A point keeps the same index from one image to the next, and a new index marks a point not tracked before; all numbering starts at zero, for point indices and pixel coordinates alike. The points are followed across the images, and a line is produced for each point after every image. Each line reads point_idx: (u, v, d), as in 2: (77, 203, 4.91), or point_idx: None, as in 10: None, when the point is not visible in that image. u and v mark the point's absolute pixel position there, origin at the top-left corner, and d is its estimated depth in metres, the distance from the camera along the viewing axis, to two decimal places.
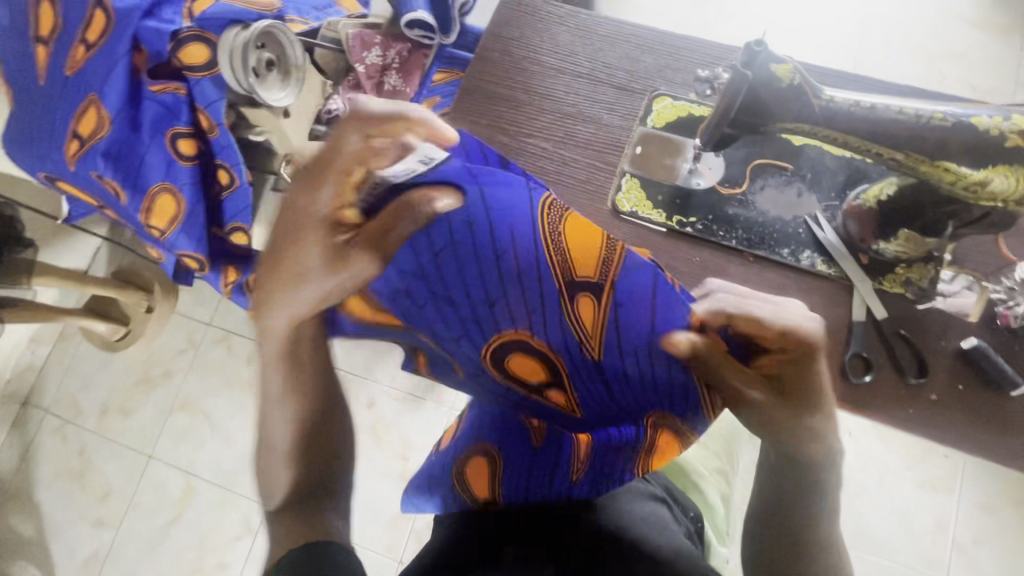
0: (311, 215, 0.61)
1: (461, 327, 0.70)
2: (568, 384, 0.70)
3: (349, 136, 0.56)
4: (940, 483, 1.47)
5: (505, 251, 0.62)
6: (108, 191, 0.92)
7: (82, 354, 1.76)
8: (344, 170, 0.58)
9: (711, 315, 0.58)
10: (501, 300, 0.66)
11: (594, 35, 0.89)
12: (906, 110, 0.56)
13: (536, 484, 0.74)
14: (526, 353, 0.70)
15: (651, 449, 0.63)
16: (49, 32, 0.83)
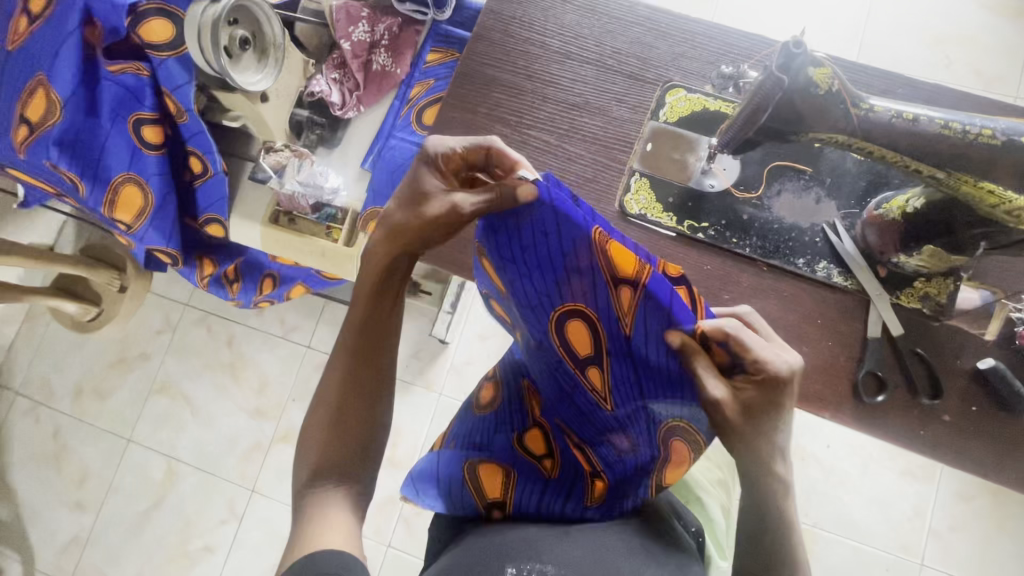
0: (426, 188, 0.58)
1: (527, 309, 0.63)
2: (604, 385, 0.62)
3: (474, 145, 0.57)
4: (920, 472, 1.39)
5: (560, 254, 0.52)
6: (64, 181, 0.84)
7: (53, 334, 1.68)
8: (452, 160, 0.57)
9: (715, 329, 0.50)
10: (557, 296, 0.58)
11: (603, 17, 0.82)
12: (953, 125, 0.53)
13: (553, 499, 0.67)
14: (577, 345, 0.61)
15: (666, 461, 0.60)
16: None
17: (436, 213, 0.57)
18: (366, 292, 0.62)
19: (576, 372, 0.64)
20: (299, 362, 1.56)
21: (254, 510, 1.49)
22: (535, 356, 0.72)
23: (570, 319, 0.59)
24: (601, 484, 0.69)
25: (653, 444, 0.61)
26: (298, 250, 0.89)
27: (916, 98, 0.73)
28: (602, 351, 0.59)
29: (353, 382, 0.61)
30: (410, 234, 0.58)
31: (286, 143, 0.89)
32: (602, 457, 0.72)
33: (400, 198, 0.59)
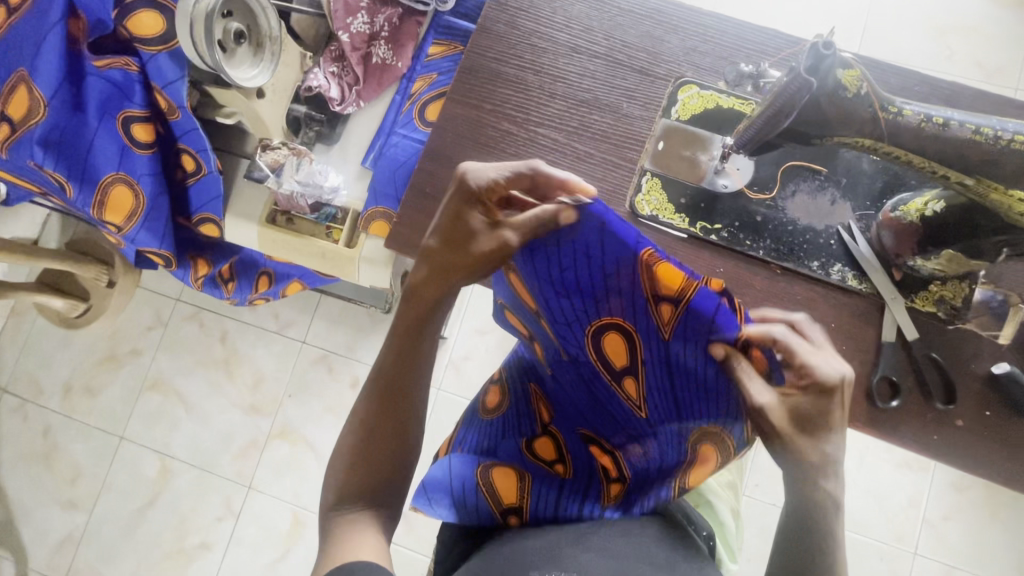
0: (471, 222, 0.58)
1: (558, 326, 0.62)
2: (638, 393, 0.62)
3: (518, 171, 0.56)
4: (916, 463, 1.35)
5: (599, 272, 0.52)
6: (51, 182, 0.81)
7: (39, 329, 1.64)
8: (496, 189, 0.57)
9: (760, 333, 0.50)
10: (592, 310, 0.57)
11: (612, 9, 0.79)
12: (985, 130, 0.52)
13: (569, 503, 0.66)
14: (614, 357, 0.61)
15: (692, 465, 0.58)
16: None
17: (487, 246, 0.57)
18: (408, 324, 0.61)
19: (612, 383, 0.64)
20: (295, 358, 1.54)
21: (251, 506, 1.47)
22: (562, 368, 0.70)
23: (605, 334, 0.59)
24: (617, 485, 0.67)
25: (679, 450, 0.60)
26: (298, 251, 0.86)
27: (933, 96, 0.71)
28: (637, 359, 0.58)
29: (386, 403, 0.60)
30: (459, 269, 0.59)
31: (283, 141, 0.85)
32: (630, 462, 0.68)
33: (446, 231, 0.59)
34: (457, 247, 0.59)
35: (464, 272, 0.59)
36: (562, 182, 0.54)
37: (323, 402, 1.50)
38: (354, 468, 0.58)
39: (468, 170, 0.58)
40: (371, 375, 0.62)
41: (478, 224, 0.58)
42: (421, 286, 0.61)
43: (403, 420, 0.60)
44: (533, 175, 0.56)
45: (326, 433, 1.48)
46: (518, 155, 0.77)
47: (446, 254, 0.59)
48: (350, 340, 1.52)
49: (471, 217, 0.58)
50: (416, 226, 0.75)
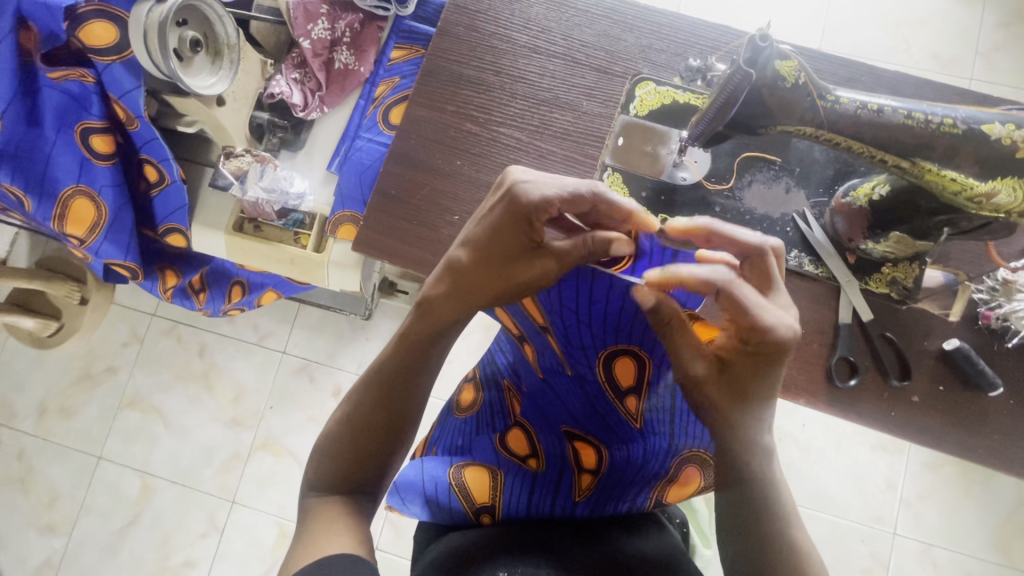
0: (516, 241, 0.56)
1: (569, 350, 0.66)
2: (638, 410, 0.67)
3: (579, 192, 0.54)
4: (891, 444, 1.37)
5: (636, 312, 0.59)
6: (10, 197, 0.81)
7: (11, 351, 1.60)
8: (553, 208, 0.54)
9: (697, 280, 0.49)
10: (612, 336, 0.63)
11: (570, 10, 0.80)
12: (916, 115, 0.55)
13: (542, 499, 0.67)
14: (621, 379, 0.67)
15: (671, 482, 0.66)
16: None
17: (529, 273, 0.56)
18: (421, 338, 0.59)
19: (612, 400, 0.68)
20: (275, 369, 1.53)
21: (236, 520, 1.46)
22: (557, 377, 0.72)
23: (618, 360, 0.66)
24: (589, 476, 0.69)
25: (663, 463, 0.66)
26: (267, 258, 0.87)
27: (878, 85, 0.74)
28: (643, 382, 0.66)
29: (380, 402, 0.59)
30: (489, 291, 0.58)
31: (246, 148, 0.85)
32: (611, 458, 0.70)
33: (486, 245, 0.56)
34: (494, 264, 0.57)
35: (495, 291, 0.58)
36: (626, 208, 0.54)
37: (305, 411, 1.49)
38: (333, 469, 0.58)
39: (520, 184, 0.55)
40: (368, 370, 0.61)
41: (522, 245, 0.56)
42: (441, 303, 0.58)
43: (397, 428, 0.59)
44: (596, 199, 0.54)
45: (310, 442, 1.47)
46: (482, 155, 0.78)
47: (479, 272, 0.57)
48: (330, 348, 1.52)
49: (517, 236, 0.55)
50: (384, 228, 0.76)
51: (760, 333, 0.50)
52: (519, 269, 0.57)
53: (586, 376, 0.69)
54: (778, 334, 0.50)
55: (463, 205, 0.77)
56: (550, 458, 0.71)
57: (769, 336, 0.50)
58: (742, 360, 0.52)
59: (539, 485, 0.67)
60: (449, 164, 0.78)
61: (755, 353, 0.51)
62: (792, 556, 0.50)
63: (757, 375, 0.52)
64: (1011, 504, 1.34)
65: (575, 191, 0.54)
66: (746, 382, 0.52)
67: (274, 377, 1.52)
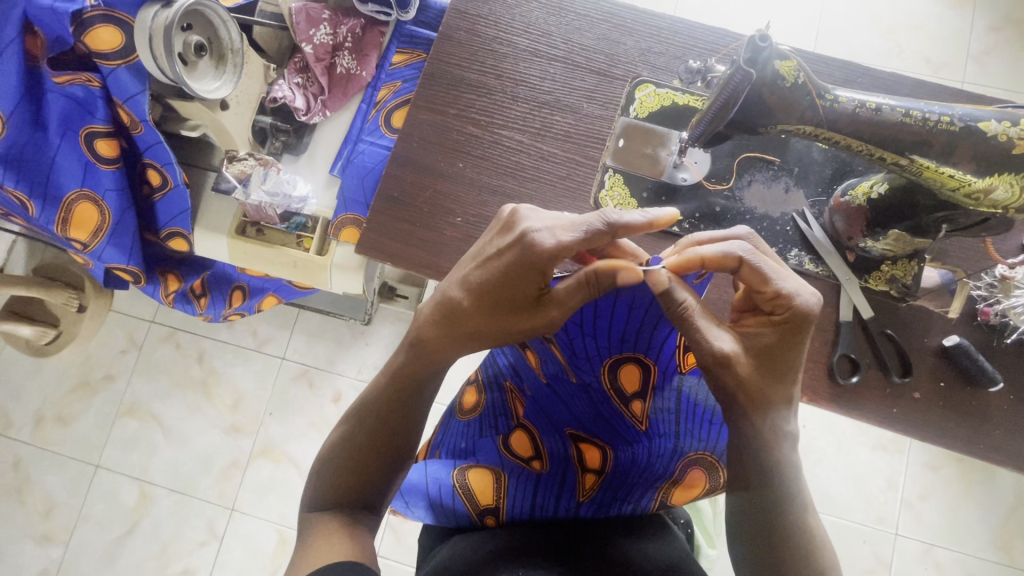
0: (525, 290, 0.55)
1: (574, 359, 0.68)
2: (643, 414, 0.68)
3: (596, 230, 0.54)
4: (891, 445, 1.38)
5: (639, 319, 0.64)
6: (14, 202, 0.80)
7: (7, 359, 1.59)
8: (567, 250, 0.53)
9: (717, 255, 0.54)
10: (616, 345, 0.66)
11: (569, 14, 0.81)
12: (914, 114, 0.56)
13: (546, 500, 0.67)
14: (626, 385, 0.68)
15: (677, 484, 0.66)
16: None
17: (536, 319, 0.56)
18: (412, 378, 0.59)
19: (618, 405, 0.69)
20: (274, 375, 1.52)
21: (236, 528, 1.45)
22: (561, 385, 0.71)
23: (623, 366, 0.67)
24: (593, 476, 0.69)
25: (668, 465, 0.66)
26: (269, 261, 0.87)
27: (874, 86, 0.75)
28: (648, 386, 0.67)
29: (378, 435, 0.58)
30: (492, 335, 0.57)
31: (249, 152, 0.86)
32: (616, 459, 0.70)
33: (493, 292, 0.56)
34: (499, 312, 0.56)
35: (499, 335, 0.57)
36: (645, 223, 0.55)
37: (305, 417, 1.48)
38: (334, 487, 0.58)
39: (533, 231, 0.54)
40: (362, 401, 0.60)
41: (530, 293, 0.56)
42: (438, 345, 0.57)
43: (394, 453, 0.59)
44: (614, 232, 0.54)
45: (310, 448, 1.47)
46: (483, 157, 0.78)
47: (484, 318, 0.56)
48: (330, 353, 1.52)
49: (526, 284, 0.55)
50: (386, 230, 0.77)
51: (786, 300, 0.52)
52: (527, 314, 0.56)
53: (591, 383, 0.69)
54: (802, 304, 0.52)
55: (466, 207, 0.77)
56: (553, 461, 0.70)
57: (795, 302, 0.52)
58: (771, 333, 0.53)
59: (542, 489, 0.67)
60: (452, 167, 0.78)
61: (784, 322, 0.52)
62: (801, 551, 0.50)
63: (788, 347, 0.52)
64: (1011, 503, 1.35)
65: (590, 231, 0.54)
66: (777, 357, 0.53)
67: (273, 383, 1.52)
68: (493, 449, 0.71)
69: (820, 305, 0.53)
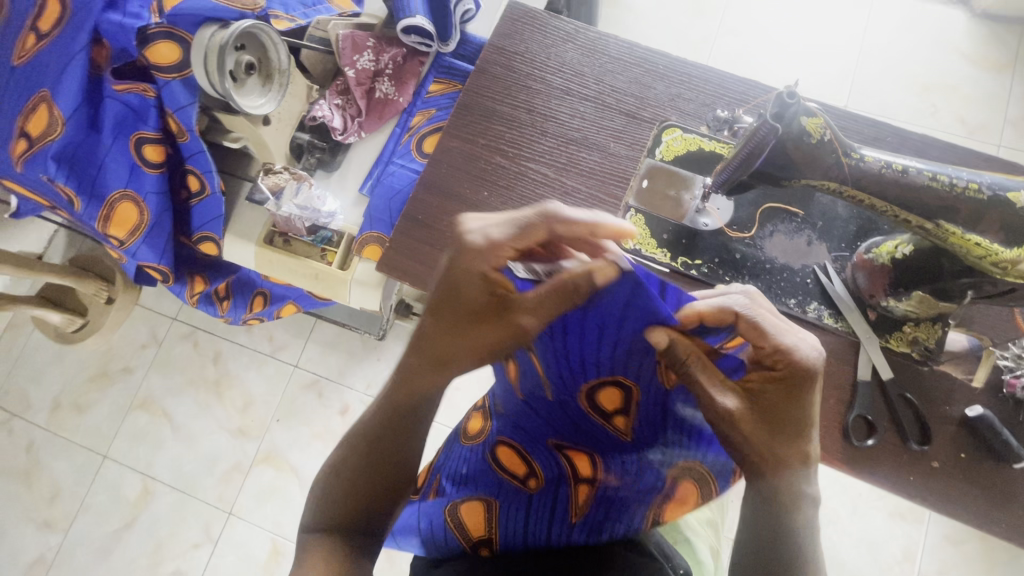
0: (478, 296, 0.55)
1: (552, 374, 0.59)
2: (629, 430, 0.61)
3: (532, 229, 0.53)
4: (909, 513, 1.32)
5: (619, 337, 0.53)
6: (61, 196, 0.84)
7: (34, 344, 1.64)
8: (503, 252, 0.53)
9: (716, 310, 0.51)
10: (591, 372, 0.57)
11: (603, 56, 0.84)
12: (941, 178, 0.56)
13: (537, 527, 0.66)
14: (606, 402, 0.60)
15: (671, 499, 0.62)
16: (50, 25, 0.76)
17: (502, 332, 0.55)
18: (397, 406, 0.59)
19: (599, 422, 0.62)
20: (285, 382, 1.54)
21: (230, 533, 1.44)
22: (535, 400, 0.64)
23: (600, 389, 0.59)
24: (585, 488, 0.67)
25: (659, 476, 0.62)
26: (294, 272, 0.89)
27: (904, 146, 0.75)
28: (632, 403, 0.59)
29: (370, 465, 0.59)
30: (462, 351, 0.57)
31: (285, 166, 0.89)
32: (606, 469, 0.67)
33: (446, 298, 0.56)
34: (463, 326, 0.56)
35: (472, 347, 0.57)
36: (592, 221, 0.52)
37: (311, 427, 1.49)
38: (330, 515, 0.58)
39: (462, 231, 0.55)
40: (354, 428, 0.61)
41: (487, 298, 0.55)
42: (411, 372, 0.58)
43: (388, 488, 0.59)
44: (553, 225, 0.52)
45: (312, 458, 1.47)
46: (509, 187, 0.80)
47: (448, 331, 0.57)
48: (342, 365, 1.53)
49: (475, 290, 0.54)
50: (407, 251, 0.78)
51: (786, 355, 0.51)
52: (489, 324, 0.55)
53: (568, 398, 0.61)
54: (805, 357, 0.52)
55: None
56: (544, 482, 0.68)
57: (796, 357, 0.51)
58: (773, 389, 0.52)
59: (533, 518, 0.66)
60: (476, 194, 0.80)
61: (785, 377, 0.51)
62: None
63: (788, 401, 0.52)
64: None
65: (528, 231, 0.53)
66: (787, 419, 0.52)
67: (283, 390, 1.53)
68: (485, 473, 0.69)
69: (822, 358, 0.53)
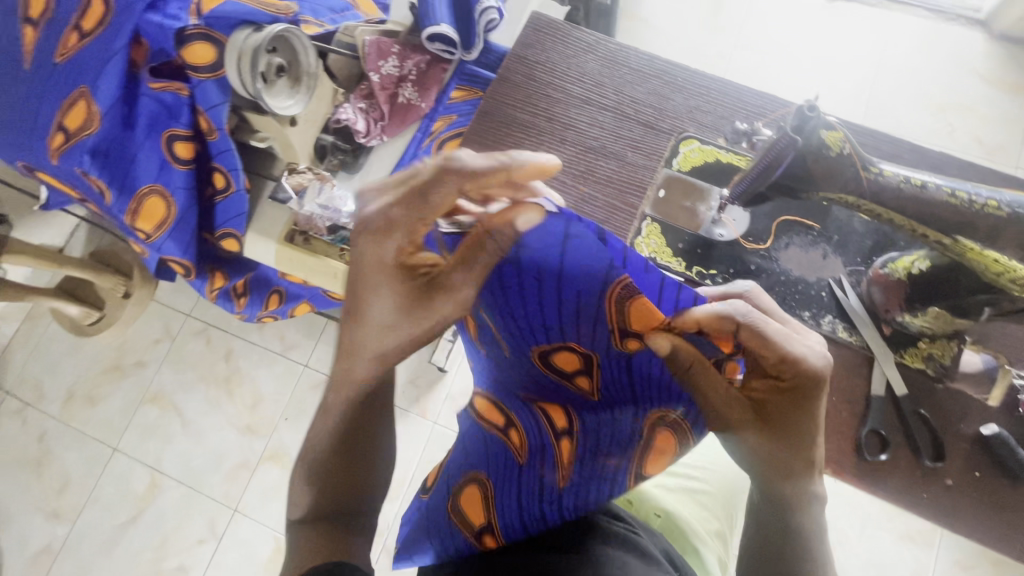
0: (404, 269, 0.52)
1: (504, 331, 0.60)
2: (593, 388, 0.59)
3: (439, 194, 0.46)
4: (919, 536, 1.30)
5: (561, 287, 0.53)
6: (92, 189, 0.88)
7: (51, 335, 1.67)
8: (417, 226, 0.48)
9: (714, 319, 0.49)
10: (541, 333, 0.58)
11: (623, 68, 0.85)
12: (959, 195, 0.56)
13: (528, 502, 0.58)
14: (566, 364, 0.60)
15: (653, 450, 0.50)
16: (92, 24, 0.78)
17: (446, 300, 0.54)
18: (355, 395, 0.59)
19: (563, 383, 0.61)
20: (295, 381, 1.55)
21: (235, 530, 1.45)
22: (500, 359, 0.65)
23: (554, 350, 0.59)
24: (567, 442, 0.59)
25: (631, 424, 0.54)
26: (312, 271, 0.91)
27: (922, 163, 0.75)
28: (592, 362, 0.57)
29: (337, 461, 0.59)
30: (407, 328, 0.55)
31: (308, 167, 0.92)
32: (584, 422, 0.60)
33: (374, 281, 0.52)
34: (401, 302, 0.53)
35: (420, 321, 0.55)
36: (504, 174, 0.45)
37: None
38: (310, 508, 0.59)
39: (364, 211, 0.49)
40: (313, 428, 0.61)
41: (417, 270, 0.53)
42: (355, 361, 0.57)
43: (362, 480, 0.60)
44: (460, 183, 0.45)
45: None
46: None
47: (385, 313, 0.54)
48: None
49: (401, 264, 0.52)
50: None
51: (794, 365, 0.50)
52: (431, 295, 0.53)
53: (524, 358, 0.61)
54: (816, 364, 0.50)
55: None
56: (527, 450, 0.63)
57: (804, 366, 0.50)
58: (779, 398, 0.52)
59: (523, 496, 0.58)
60: None
61: (792, 387, 0.51)
62: None
63: (795, 411, 0.51)
64: None
65: (436, 196, 0.46)
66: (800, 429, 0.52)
67: (293, 389, 1.55)
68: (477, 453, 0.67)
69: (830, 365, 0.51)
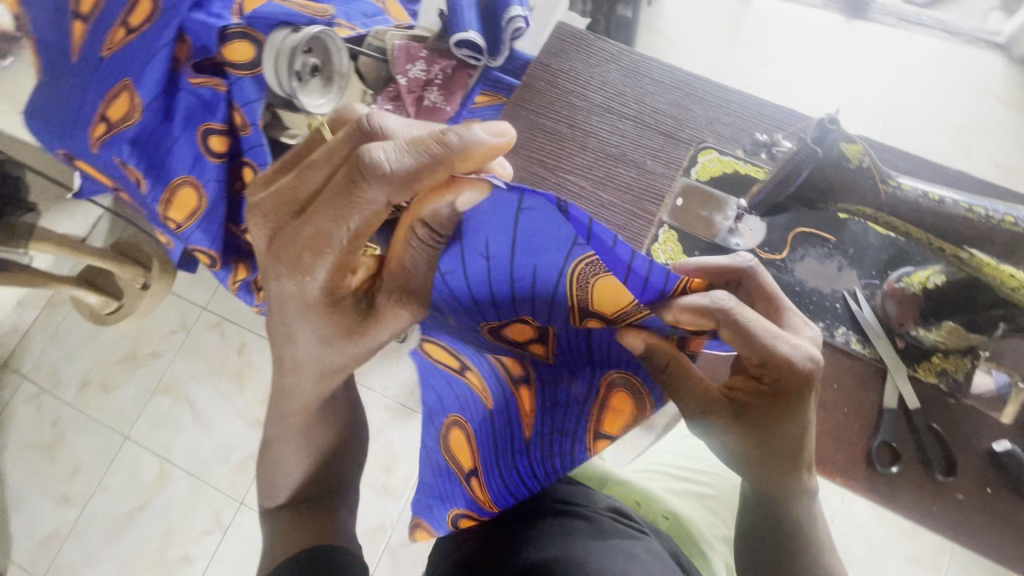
0: (333, 291, 0.52)
1: (454, 305, 0.53)
2: (547, 350, 0.57)
3: (365, 205, 0.46)
4: (928, 560, 1.28)
5: (512, 264, 0.45)
6: (129, 178, 0.90)
7: (70, 323, 1.70)
8: (344, 250, 0.49)
9: (695, 318, 0.47)
10: (491, 309, 0.52)
11: (645, 78, 0.87)
12: (977, 210, 0.57)
13: (502, 447, 0.64)
14: (518, 331, 0.56)
15: (607, 405, 0.55)
16: (140, 20, 0.82)
17: (379, 327, 0.54)
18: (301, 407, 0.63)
19: (517, 349, 0.59)
20: None
21: (240, 522, 1.47)
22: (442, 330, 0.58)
23: (506, 325, 0.55)
24: (526, 391, 0.61)
25: (590, 381, 0.56)
26: None
27: (940, 180, 0.76)
28: (546, 329, 0.54)
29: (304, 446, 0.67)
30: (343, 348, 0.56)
31: None
32: (540, 372, 0.60)
33: (302, 307, 0.53)
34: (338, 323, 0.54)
35: (359, 340, 0.56)
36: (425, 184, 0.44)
37: None
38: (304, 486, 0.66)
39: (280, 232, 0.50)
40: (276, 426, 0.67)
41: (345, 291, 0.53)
42: (299, 381, 0.60)
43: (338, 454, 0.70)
44: (390, 191, 0.45)
45: None
46: None
47: (319, 334, 0.55)
48: None
49: (328, 285, 0.51)
50: None
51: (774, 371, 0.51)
52: (365, 315, 0.54)
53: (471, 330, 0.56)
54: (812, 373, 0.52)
55: None
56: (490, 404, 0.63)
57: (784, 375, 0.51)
58: (760, 401, 0.53)
59: (499, 447, 0.64)
60: None
61: (773, 391, 0.52)
62: None
63: (777, 419, 0.53)
64: None
65: (357, 210, 0.46)
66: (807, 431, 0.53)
67: None
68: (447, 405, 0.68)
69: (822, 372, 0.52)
